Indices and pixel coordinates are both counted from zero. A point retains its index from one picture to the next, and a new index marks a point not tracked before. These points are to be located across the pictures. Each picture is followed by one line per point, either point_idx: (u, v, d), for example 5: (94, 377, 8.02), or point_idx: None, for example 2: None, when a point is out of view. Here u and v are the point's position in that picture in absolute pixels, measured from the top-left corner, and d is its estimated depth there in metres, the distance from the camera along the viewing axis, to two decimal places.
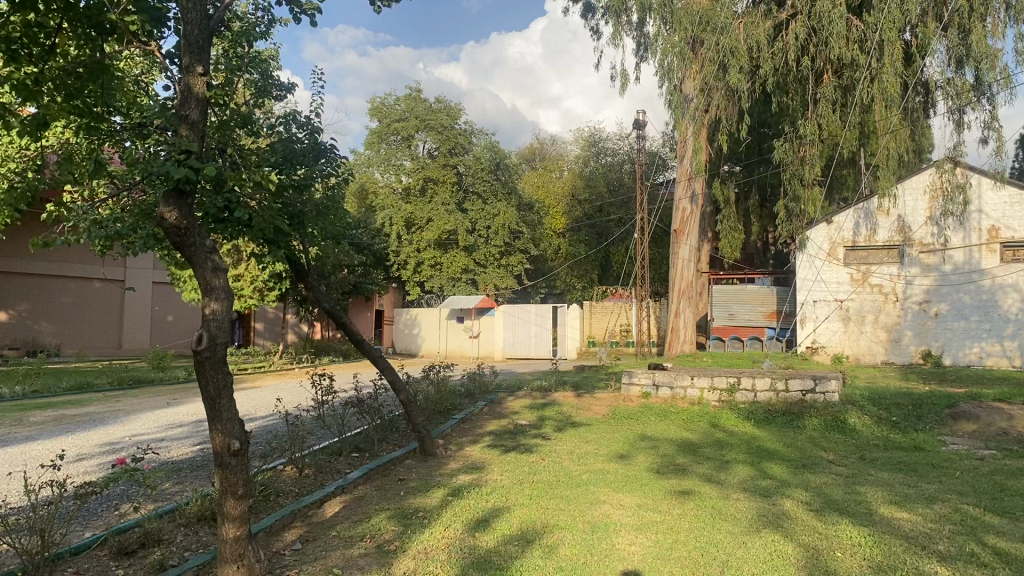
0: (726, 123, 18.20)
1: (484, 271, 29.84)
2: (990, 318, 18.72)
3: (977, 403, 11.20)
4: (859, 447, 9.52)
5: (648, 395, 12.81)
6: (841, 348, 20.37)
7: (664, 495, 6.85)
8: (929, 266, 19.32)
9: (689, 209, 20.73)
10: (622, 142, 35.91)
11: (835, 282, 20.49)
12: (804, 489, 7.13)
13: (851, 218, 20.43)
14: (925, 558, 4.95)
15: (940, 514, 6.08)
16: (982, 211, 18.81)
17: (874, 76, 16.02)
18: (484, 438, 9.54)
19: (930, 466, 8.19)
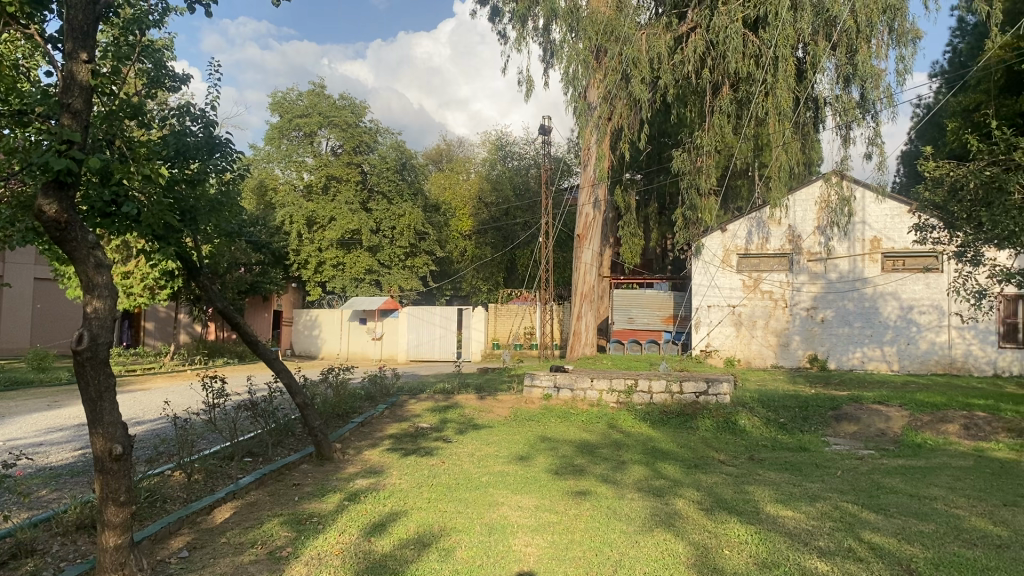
0: (628, 131, 18.55)
1: (388, 273, 29.55)
2: (872, 325, 19.73)
3: (859, 404, 11.79)
4: (748, 448, 9.86)
5: (549, 397, 12.84)
6: (733, 352, 21.03)
7: (562, 496, 6.92)
8: (815, 274, 20.25)
9: (593, 215, 21.04)
10: (529, 145, 36.53)
11: (729, 288, 21.16)
12: (696, 488, 7.33)
13: (744, 226, 21.15)
14: (806, 554, 5.16)
15: (821, 511, 6.35)
16: (865, 223, 19.82)
17: (768, 91, 16.67)
18: (383, 442, 9.43)
19: (814, 466, 8.55)
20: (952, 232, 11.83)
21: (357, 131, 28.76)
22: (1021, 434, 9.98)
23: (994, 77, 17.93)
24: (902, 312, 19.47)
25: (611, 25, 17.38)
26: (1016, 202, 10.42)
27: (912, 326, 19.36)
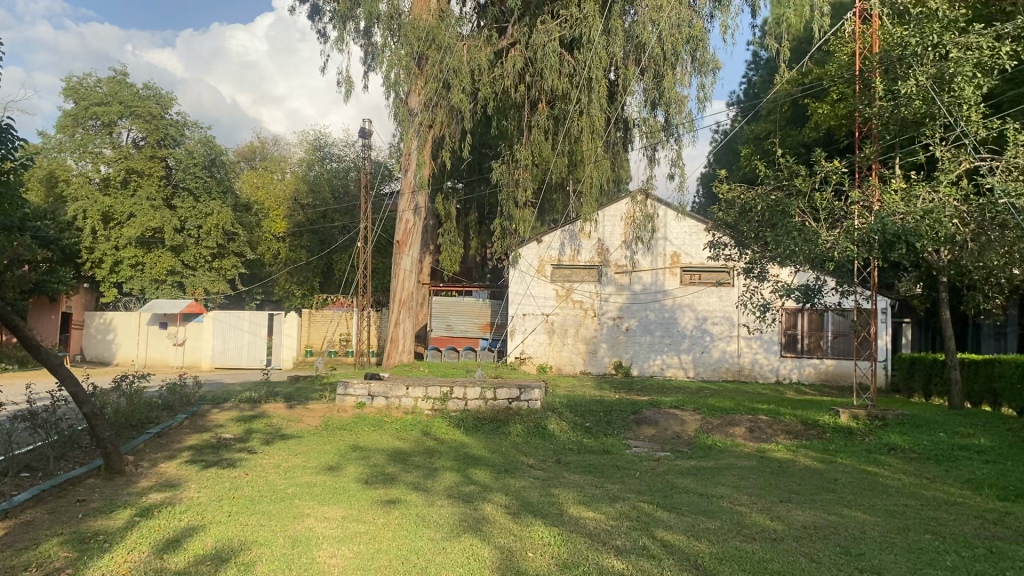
0: (449, 140, 18.66)
1: (194, 274, 28.17)
2: (671, 334, 21.00)
3: (658, 409, 12.49)
4: (555, 452, 10.18)
5: (362, 406, 12.54)
6: (546, 359, 21.64)
7: (370, 505, 6.84)
8: (622, 285, 21.27)
9: (413, 221, 20.70)
10: (348, 148, 36.04)
11: (543, 297, 21.72)
12: (504, 493, 7.49)
13: (558, 238, 21.78)
14: (603, 553, 5.40)
15: (620, 511, 6.67)
16: (667, 239, 21.08)
17: (583, 110, 17.40)
18: (181, 453, 8.92)
19: (615, 468, 8.96)
20: (742, 250, 12.74)
21: (163, 123, 27.10)
22: (797, 436, 10.94)
23: (781, 109, 19.64)
24: (698, 322, 20.87)
25: (433, 34, 17.47)
26: (796, 223, 11.46)
27: (706, 335, 20.79)
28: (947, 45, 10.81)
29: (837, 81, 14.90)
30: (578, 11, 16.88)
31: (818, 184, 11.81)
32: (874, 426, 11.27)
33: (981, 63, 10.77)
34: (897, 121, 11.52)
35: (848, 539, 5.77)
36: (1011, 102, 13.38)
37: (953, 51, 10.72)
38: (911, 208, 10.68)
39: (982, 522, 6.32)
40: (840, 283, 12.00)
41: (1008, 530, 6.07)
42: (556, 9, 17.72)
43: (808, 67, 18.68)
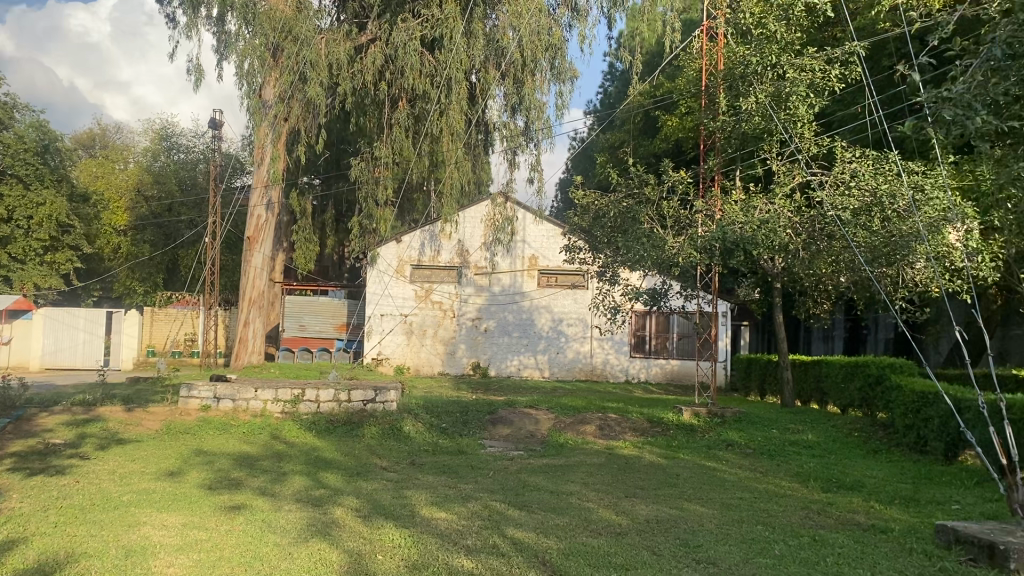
0: (305, 134, 18.21)
1: (22, 268, 26.29)
2: (528, 335, 21.34)
3: (513, 409, 12.64)
4: (409, 453, 10.12)
5: (208, 408, 12.01)
6: (403, 360, 21.43)
7: (213, 511, 6.58)
8: (481, 286, 21.42)
9: (265, 217, 20.01)
10: (197, 139, 34.47)
11: (401, 297, 21.49)
12: (355, 496, 7.37)
13: (417, 238, 21.61)
14: (453, 553, 5.42)
15: (472, 511, 6.71)
16: (525, 242, 21.42)
17: (443, 110, 17.38)
18: (2, 461, 8.25)
19: (469, 468, 9.01)
20: (595, 254, 13.08)
21: None
22: (643, 433, 11.37)
23: (634, 120, 20.39)
24: (554, 323, 21.33)
25: (289, 25, 16.99)
26: (645, 230, 11.90)
27: (561, 337, 21.29)
28: (785, 66, 11.52)
29: (685, 95, 15.56)
30: (439, 12, 16.87)
31: (665, 193, 12.32)
32: (714, 423, 11.87)
33: (813, 84, 11.55)
34: (738, 135, 12.22)
35: (688, 531, 6.04)
36: (840, 122, 14.41)
37: (789, 72, 11.44)
38: (750, 218, 11.32)
39: (808, 512, 6.78)
40: (684, 287, 12.53)
41: (831, 519, 6.56)
42: (417, 8, 17.62)
43: (659, 80, 19.48)
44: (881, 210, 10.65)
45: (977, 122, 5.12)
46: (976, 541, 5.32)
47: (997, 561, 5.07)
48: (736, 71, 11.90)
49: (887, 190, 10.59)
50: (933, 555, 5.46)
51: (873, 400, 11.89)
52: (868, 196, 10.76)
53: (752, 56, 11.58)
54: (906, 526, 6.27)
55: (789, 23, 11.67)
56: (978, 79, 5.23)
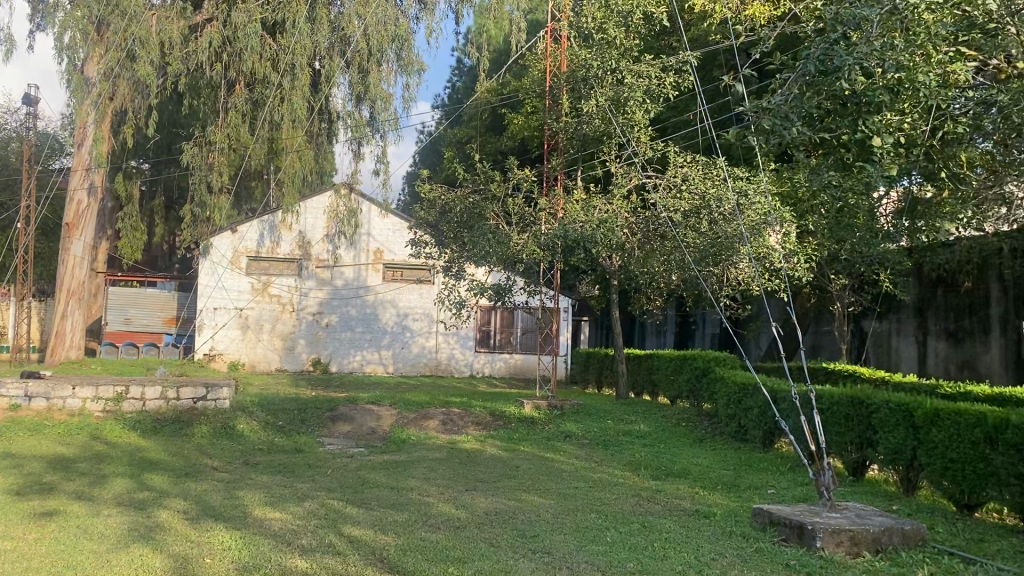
0: (133, 115, 17.10)
1: None
2: (371, 330, 21.09)
3: (353, 405, 12.42)
4: (242, 453, 9.75)
5: (17, 408, 11.07)
6: (238, 355, 20.51)
7: (21, 519, 6.07)
8: (322, 280, 20.94)
9: (86, 202, 18.69)
10: (9, 116, 31.77)
11: (236, 290, 20.62)
12: (183, 498, 7.03)
13: (255, 229, 20.72)
14: (287, 554, 5.27)
15: (308, 510, 6.55)
16: (370, 235, 21.18)
17: (283, 96, 16.73)
18: None
19: (306, 466, 8.79)
20: (441, 249, 13.05)
21: None
22: (485, 427, 11.47)
23: (481, 116, 20.54)
24: (398, 318, 21.21)
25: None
26: (490, 226, 12.05)
27: (405, 331, 21.21)
28: (623, 71, 11.93)
29: (529, 94, 15.83)
30: None
31: (510, 190, 12.45)
32: (553, 415, 12.16)
33: (649, 91, 12.03)
34: (580, 136, 12.57)
35: (526, 522, 6.16)
36: (674, 129, 15.14)
37: (628, 77, 11.85)
38: (590, 217, 11.63)
39: (639, 499, 7.08)
40: (526, 283, 12.72)
41: (659, 505, 6.87)
42: None
43: (506, 78, 19.72)
44: (709, 213, 11.25)
45: (792, 132, 5.55)
46: (787, 522, 5.72)
47: (806, 540, 5.49)
48: (578, 74, 12.20)
49: (714, 193, 11.19)
50: (750, 537, 5.84)
51: (699, 391, 12.54)
52: (697, 198, 11.32)
53: (593, 60, 11.93)
54: (726, 510, 6.67)
55: (627, 30, 12.08)
56: (794, 93, 5.62)
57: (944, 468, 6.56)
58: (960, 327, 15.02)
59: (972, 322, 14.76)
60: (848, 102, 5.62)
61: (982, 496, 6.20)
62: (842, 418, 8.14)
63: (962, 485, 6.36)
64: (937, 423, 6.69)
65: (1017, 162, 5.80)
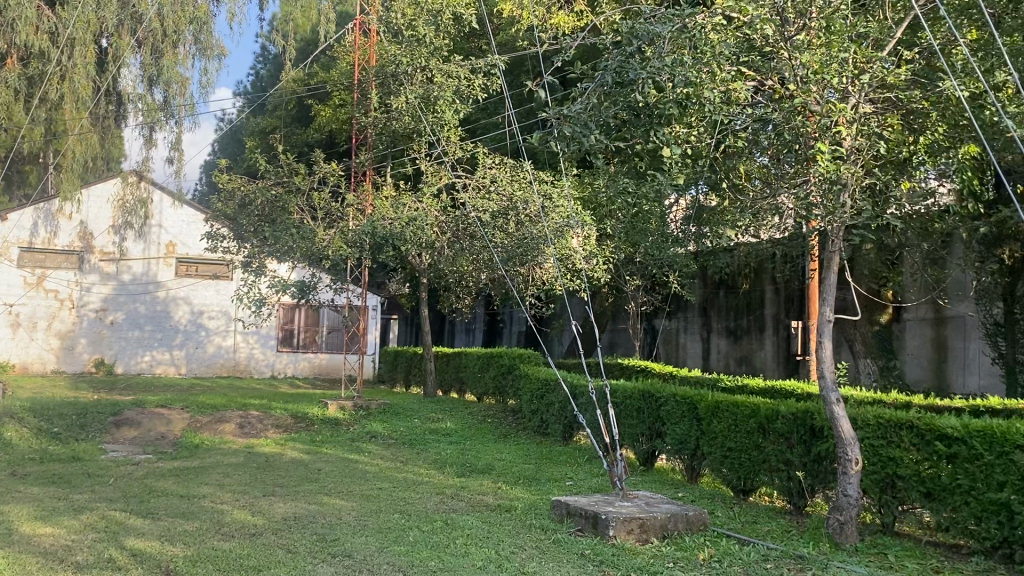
0: None
1: None
2: (162, 328, 19.87)
3: (140, 409, 11.61)
4: (8, 464, 8.82)
5: None
6: (7, 356, 18.45)
7: None
8: (107, 275, 19.40)
9: None
10: None
11: (5, 285, 18.52)
12: None
13: (29, 217, 18.79)
14: (59, 572, 4.82)
15: (85, 524, 6.03)
16: (161, 227, 19.93)
17: (63, 74, 13.98)
18: None
19: (84, 476, 8.09)
20: (241, 244, 12.46)
21: None
22: (286, 430, 11.11)
23: (287, 107, 19.87)
24: (192, 316, 20.15)
25: None
26: (294, 221, 11.66)
27: (200, 330, 20.21)
28: (433, 70, 11.96)
29: (337, 86, 15.47)
30: None
31: (316, 184, 12.15)
32: (359, 415, 11.98)
33: (458, 91, 12.14)
34: (389, 132, 12.43)
35: (326, 526, 6.00)
36: (483, 130, 15.32)
37: (438, 77, 11.88)
38: (399, 215, 11.56)
39: (443, 497, 7.11)
40: (332, 280, 12.44)
41: (462, 502, 6.93)
42: None
43: (314, 70, 19.21)
44: (516, 214, 11.49)
45: (591, 139, 5.82)
46: (582, 513, 5.96)
47: (600, 529, 5.73)
48: (387, 70, 12.08)
49: (521, 195, 11.45)
50: (549, 529, 6.02)
51: (504, 388, 12.79)
52: (505, 200, 11.56)
53: (402, 56, 11.86)
54: (526, 504, 6.84)
55: (438, 29, 12.09)
56: (593, 102, 5.93)
57: (723, 456, 7.07)
58: (739, 325, 16.27)
59: (749, 321, 16.02)
60: (641, 114, 5.92)
61: (755, 482, 6.76)
62: (634, 412, 8.59)
63: (738, 472, 6.89)
64: (718, 414, 7.20)
65: (786, 178, 6.17)
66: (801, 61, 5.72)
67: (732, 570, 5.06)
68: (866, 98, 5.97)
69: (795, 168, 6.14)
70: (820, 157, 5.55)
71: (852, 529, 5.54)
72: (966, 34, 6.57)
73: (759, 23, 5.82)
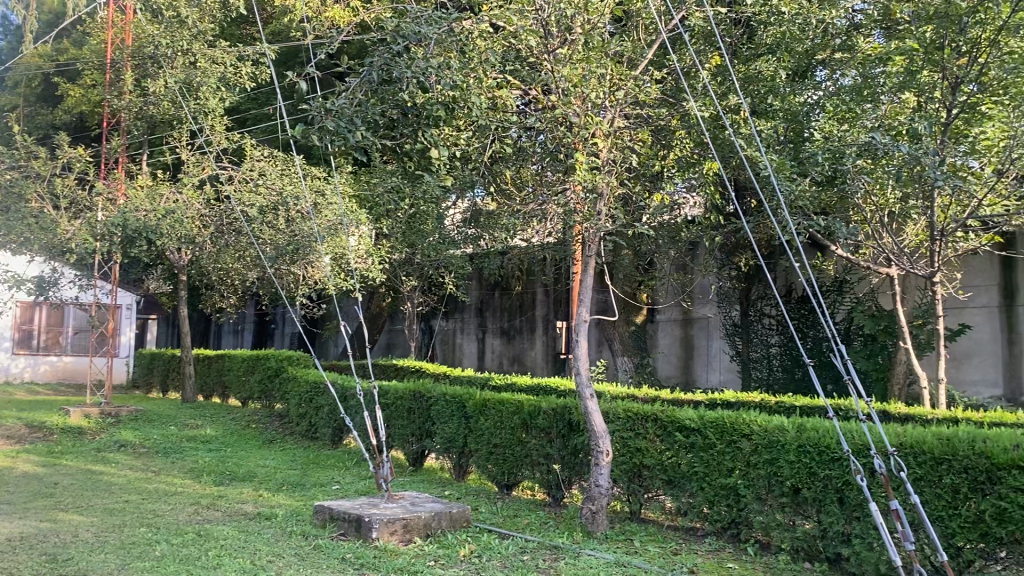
0: None
1: None
2: None
3: None
4: None
5: None
6: None
7: None
8: None
9: None
10: None
11: None
12: None
13: None
14: None
15: None
16: None
17: None
18: None
19: None
20: None
21: None
22: (19, 441, 10.02)
23: (30, 83, 17.93)
24: None
25: None
26: (32, 210, 10.52)
27: None
28: (197, 55, 11.30)
29: (87, 65, 14.16)
30: None
31: (59, 170, 11.09)
32: (106, 424, 11.07)
33: (223, 78, 11.53)
34: (145, 117, 11.73)
35: (58, 545, 5.46)
36: (254, 121, 14.66)
37: (200, 62, 11.24)
38: (155, 207, 10.85)
39: (197, 508, 6.71)
40: (77, 276, 11.41)
41: (217, 512, 6.57)
42: None
43: (63, 45, 17.49)
44: (286, 210, 11.06)
45: (357, 136, 5.62)
46: (346, 516, 5.85)
47: (363, 532, 5.64)
48: (145, 50, 11.28)
49: (291, 190, 11.01)
50: (309, 535, 5.86)
51: (271, 392, 12.32)
52: (274, 195, 11.10)
53: (161, 38, 11.12)
54: (288, 510, 6.62)
55: (201, 11, 11.34)
56: (359, 98, 5.75)
57: (488, 453, 7.24)
58: (512, 326, 16.79)
59: (521, 321, 16.59)
60: (409, 113, 5.92)
61: (517, 477, 6.99)
62: (404, 412, 8.58)
63: (502, 467, 7.08)
64: (484, 413, 7.35)
65: (550, 183, 6.48)
66: (562, 73, 6.00)
67: (489, 564, 5.18)
68: (622, 113, 6.36)
69: (557, 176, 6.42)
70: (578, 166, 5.82)
71: (603, 518, 5.84)
72: (709, 60, 7.21)
73: (524, 33, 6.06)
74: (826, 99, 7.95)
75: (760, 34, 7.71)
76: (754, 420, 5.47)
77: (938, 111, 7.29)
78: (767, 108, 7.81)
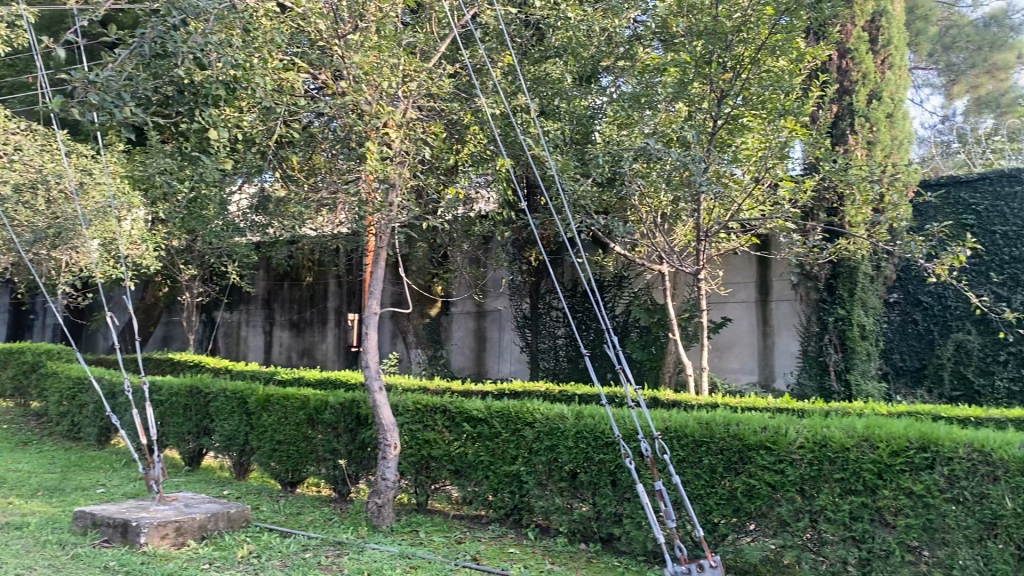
0: None
1: None
2: None
3: None
4: None
5: None
6: None
7: None
8: None
9: None
10: None
11: None
12: None
13: None
14: None
15: None
16: None
17: None
18: None
19: None
20: None
21: None
22: None
23: None
24: None
25: None
26: None
27: None
28: None
29: None
30: None
31: None
32: None
33: None
34: None
35: None
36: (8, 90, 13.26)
37: None
38: None
39: None
40: None
41: None
42: None
43: None
44: (46, 189, 10.00)
45: (126, 111, 5.07)
46: (110, 522, 5.41)
47: (129, 537, 5.24)
48: None
49: (52, 167, 9.97)
50: (67, 543, 5.38)
51: (26, 389, 11.23)
52: (33, 171, 9.95)
53: None
54: (42, 518, 6.04)
55: None
56: (128, 70, 5.23)
57: (272, 450, 6.98)
58: (302, 317, 16.33)
59: (312, 313, 16.17)
60: (186, 90, 5.59)
61: (302, 472, 6.81)
62: (180, 410, 8.10)
63: (286, 464, 6.87)
64: (267, 408, 7.08)
65: (340, 172, 6.35)
66: (354, 61, 5.84)
67: (268, 564, 5.00)
68: (415, 104, 6.31)
69: (348, 164, 6.29)
70: (369, 156, 5.73)
71: (389, 510, 5.81)
72: (500, 58, 7.41)
73: (313, 16, 5.94)
74: (609, 104, 8.54)
75: (549, 36, 8.70)
76: (537, 408, 5.67)
77: (704, 120, 7.81)
78: (554, 108, 8.53)
